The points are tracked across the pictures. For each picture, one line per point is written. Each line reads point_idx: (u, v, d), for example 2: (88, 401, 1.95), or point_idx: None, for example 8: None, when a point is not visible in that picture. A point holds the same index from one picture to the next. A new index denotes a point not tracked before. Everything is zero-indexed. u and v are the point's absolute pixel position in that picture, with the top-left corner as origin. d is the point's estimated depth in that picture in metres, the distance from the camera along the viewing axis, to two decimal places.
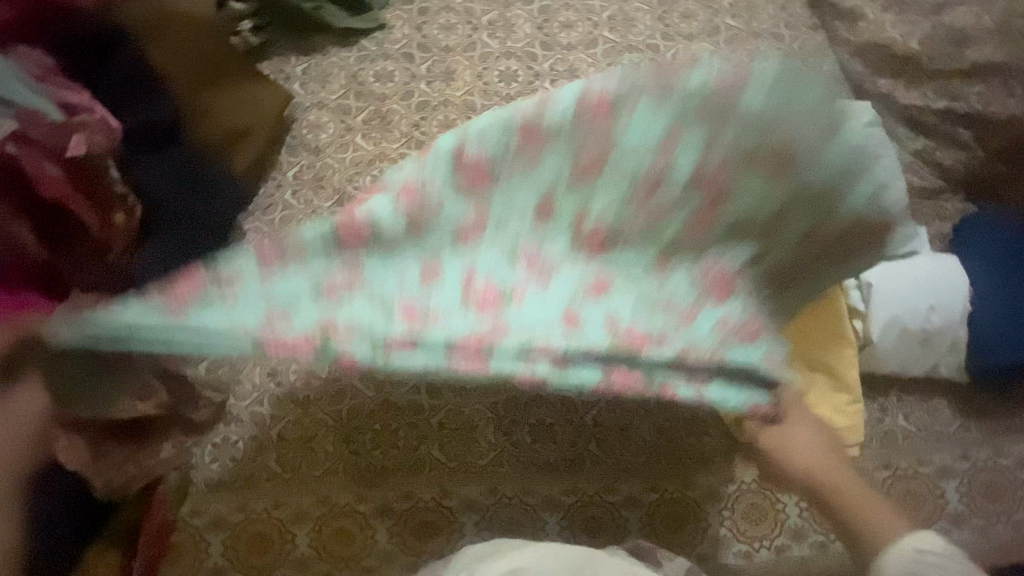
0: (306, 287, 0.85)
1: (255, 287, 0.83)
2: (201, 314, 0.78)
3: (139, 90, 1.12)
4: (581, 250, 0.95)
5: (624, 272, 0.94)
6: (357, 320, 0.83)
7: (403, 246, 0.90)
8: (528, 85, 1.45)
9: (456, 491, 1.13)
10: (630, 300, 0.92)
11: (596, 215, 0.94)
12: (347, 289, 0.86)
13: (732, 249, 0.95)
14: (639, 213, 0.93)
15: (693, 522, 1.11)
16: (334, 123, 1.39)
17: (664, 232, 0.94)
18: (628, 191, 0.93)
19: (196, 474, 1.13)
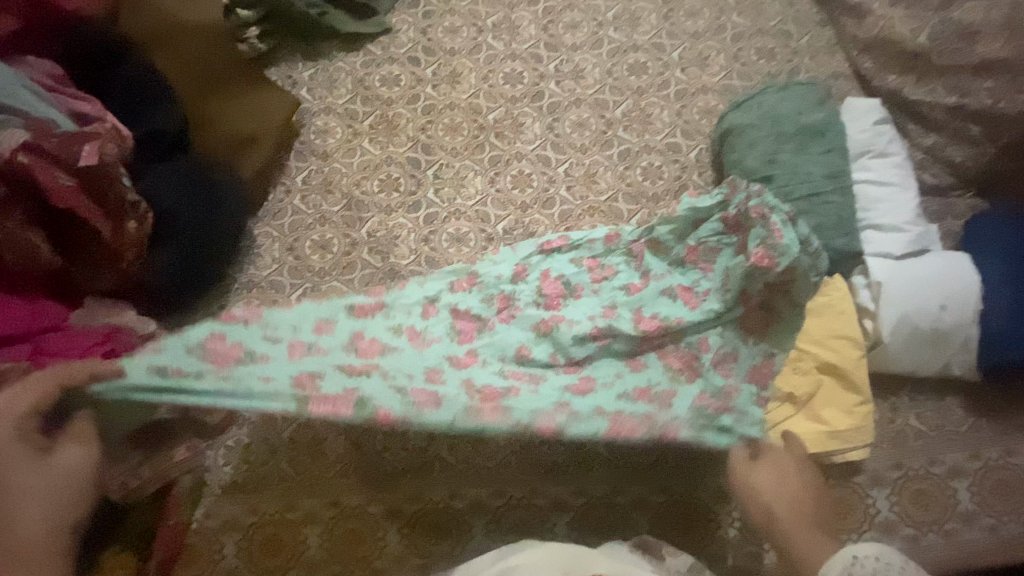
0: (340, 361, 0.96)
1: (283, 363, 0.92)
2: (248, 354, 0.91)
3: (144, 99, 1.15)
4: (552, 299, 1.14)
5: (590, 310, 1.13)
6: (383, 366, 0.97)
7: (407, 317, 1.08)
8: (533, 87, 1.46)
9: (465, 492, 1.14)
10: (606, 368, 1.07)
11: (558, 270, 1.18)
12: (363, 334, 1.02)
13: (702, 299, 1.12)
14: (597, 278, 1.17)
15: (703, 523, 1.11)
16: (341, 128, 1.40)
17: (622, 288, 1.15)
18: (589, 278, 1.17)
19: (210, 476, 1.15)
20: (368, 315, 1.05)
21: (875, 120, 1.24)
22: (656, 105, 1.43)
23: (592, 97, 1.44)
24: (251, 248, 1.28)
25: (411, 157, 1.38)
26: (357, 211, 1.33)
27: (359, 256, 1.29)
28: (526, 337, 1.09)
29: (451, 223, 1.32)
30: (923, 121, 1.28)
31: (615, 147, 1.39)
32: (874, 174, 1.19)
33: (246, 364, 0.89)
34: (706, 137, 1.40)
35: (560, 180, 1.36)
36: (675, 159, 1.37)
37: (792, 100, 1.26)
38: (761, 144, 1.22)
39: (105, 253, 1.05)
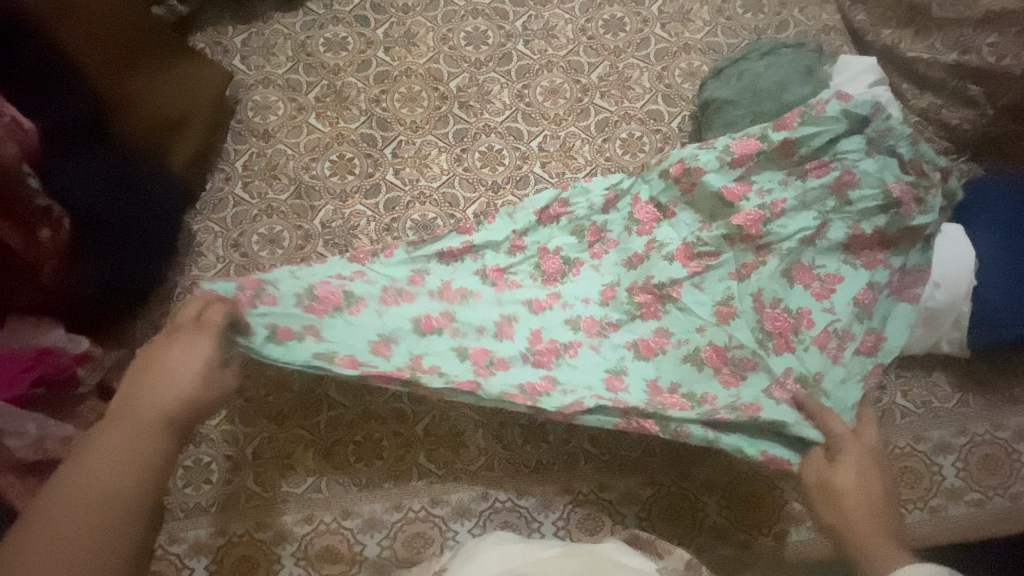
0: (426, 309, 1.03)
1: (372, 321, 1.00)
2: (279, 292, 0.99)
3: (49, 83, 0.90)
4: (608, 377, 1.00)
5: (580, 308, 1.06)
6: (444, 359, 0.98)
7: (425, 310, 1.03)
8: (499, 48, 1.31)
9: (446, 498, 1.08)
10: (686, 321, 1.05)
11: (604, 343, 1.03)
12: (395, 343, 0.98)
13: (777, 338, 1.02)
14: (637, 356, 1.02)
15: (691, 514, 1.08)
16: (284, 103, 1.25)
17: (682, 378, 1.01)
18: (645, 375, 1.01)
19: (170, 501, 1.06)
20: (436, 330, 1.01)
21: (871, 82, 1.11)
22: (635, 67, 1.31)
23: (565, 59, 1.31)
24: (191, 246, 1.18)
25: (366, 134, 1.24)
26: (308, 198, 1.20)
27: (314, 250, 1.18)
28: (569, 339, 1.04)
29: (415, 209, 1.20)
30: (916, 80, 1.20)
31: (592, 117, 1.27)
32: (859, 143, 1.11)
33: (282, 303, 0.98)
34: (689, 103, 1.29)
35: (533, 156, 1.24)
36: (656, 129, 1.27)
37: (778, 68, 1.16)
38: (737, 125, 1.15)
39: (16, 270, 0.88)
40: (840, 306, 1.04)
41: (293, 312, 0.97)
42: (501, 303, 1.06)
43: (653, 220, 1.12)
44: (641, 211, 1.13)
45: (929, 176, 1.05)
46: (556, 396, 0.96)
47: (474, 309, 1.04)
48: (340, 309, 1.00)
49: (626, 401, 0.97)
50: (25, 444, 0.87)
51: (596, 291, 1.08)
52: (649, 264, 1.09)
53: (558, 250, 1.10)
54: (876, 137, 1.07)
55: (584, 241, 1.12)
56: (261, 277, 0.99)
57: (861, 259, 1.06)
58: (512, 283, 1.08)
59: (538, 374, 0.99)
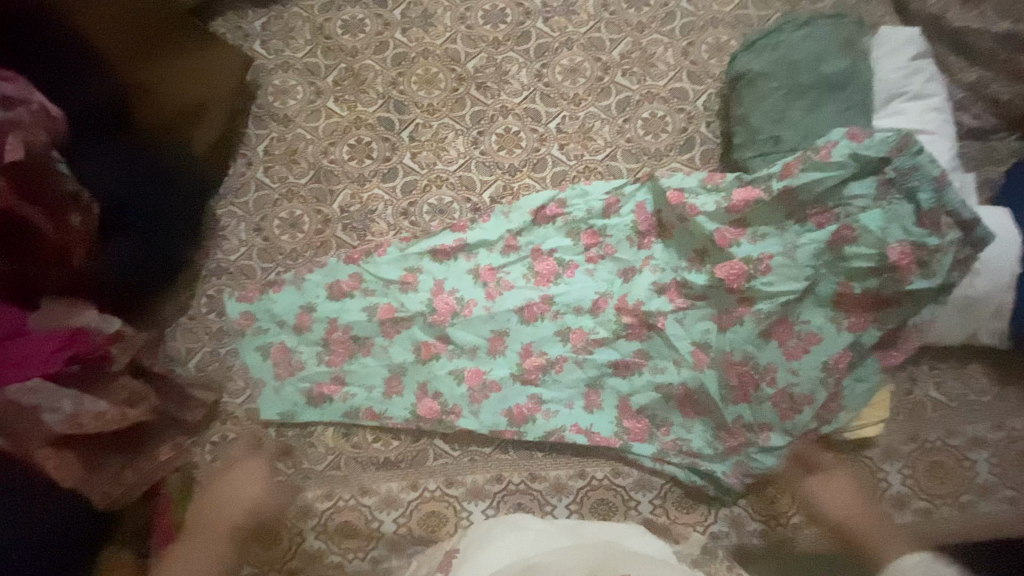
0: (420, 327, 1.13)
1: (375, 361, 1.13)
2: (289, 317, 1.15)
3: (70, 71, 0.96)
4: (582, 397, 1.09)
5: (569, 319, 1.12)
6: (433, 378, 1.11)
7: (422, 317, 1.14)
8: (518, 26, 1.28)
9: (461, 479, 1.10)
10: (667, 349, 1.08)
11: (587, 360, 1.10)
12: (394, 368, 1.13)
13: (743, 390, 1.02)
14: (618, 375, 1.09)
15: (708, 502, 1.07)
16: (302, 87, 1.26)
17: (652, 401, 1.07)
18: (621, 391, 1.09)
19: (198, 472, 1.13)
20: (433, 355, 1.12)
21: (913, 55, 1.05)
22: (659, 43, 1.26)
23: (586, 36, 1.27)
24: (216, 230, 1.21)
25: (383, 117, 1.24)
26: (327, 182, 1.21)
27: (333, 234, 1.20)
28: (560, 350, 1.11)
29: (432, 193, 1.20)
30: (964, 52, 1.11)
31: (613, 96, 1.23)
32: (905, 119, 1.02)
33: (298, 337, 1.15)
34: (716, 79, 1.24)
35: (551, 138, 1.22)
36: (680, 108, 1.22)
37: (816, 39, 1.08)
38: (770, 99, 1.08)
39: (48, 253, 0.93)
40: (808, 369, 0.99)
41: (321, 369, 1.13)
42: (491, 317, 1.12)
43: (645, 263, 1.12)
44: (634, 236, 1.13)
45: (942, 234, 0.95)
46: (539, 423, 1.08)
47: (468, 326, 1.13)
48: (354, 354, 1.14)
49: (595, 433, 1.07)
50: (61, 419, 0.90)
51: (588, 300, 1.12)
52: (631, 292, 1.11)
53: (552, 252, 1.15)
54: (895, 178, 0.97)
55: (577, 240, 1.15)
56: (286, 345, 1.14)
57: (848, 320, 0.99)
58: (504, 287, 1.14)
59: (525, 394, 1.10)
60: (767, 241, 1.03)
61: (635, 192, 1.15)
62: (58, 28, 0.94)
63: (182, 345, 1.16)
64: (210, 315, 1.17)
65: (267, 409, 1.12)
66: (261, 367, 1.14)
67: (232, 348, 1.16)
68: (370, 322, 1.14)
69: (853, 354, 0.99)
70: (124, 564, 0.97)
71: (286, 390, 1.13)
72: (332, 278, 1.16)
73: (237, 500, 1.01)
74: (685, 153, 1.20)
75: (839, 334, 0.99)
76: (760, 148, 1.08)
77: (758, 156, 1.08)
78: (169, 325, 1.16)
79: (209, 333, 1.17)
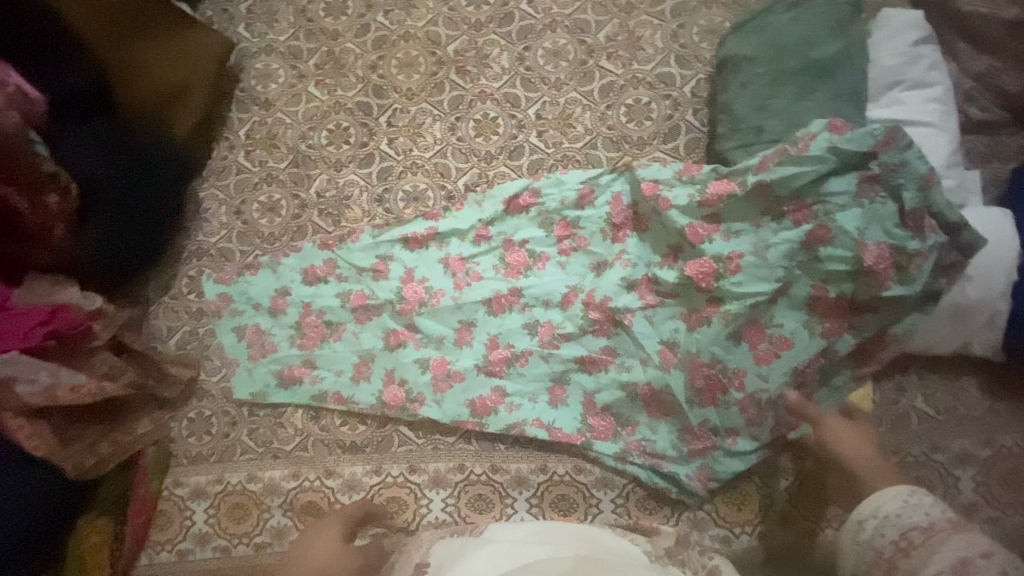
0: (389, 315, 1.14)
1: (346, 345, 1.14)
2: (264, 300, 1.17)
3: (50, 55, 1.01)
4: (546, 392, 1.08)
5: (537, 312, 1.10)
6: (399, 366, 1.12)
7: (391, 303, 1.14)
8: (501, 7, 1.24)
9: (424, 467, 1.10)
10: (633, 347, 1.05)
11: (553, 355, 1.08)
12: (364, 354, 1.13)
13: (707, 393, 1.00)
14: (584, 372, 1.07)
15: (671, 505, 1.04)
16: (284, 70, 1.26)
17: (616, 400, 1.05)
18: (587, 387, 1.06)
19: (176, 447, 1.16)
20: (401, 343, 1.12)
21: (915, 40, 0.99)
22: (647, 25, 1.20)
23: (571, 18, 1.22)
24: (198, 212, 1.23)
25: (362, 102, 1.23)
26: (305, 167, 1.22)
27: (309, 219, 1.20)
28: (527, 342, 1.09)
29: (407, 180, 1.19)
30: (975, 39, 1.03)
31: (596, 81, 1.18)
32: (903, 110, 0.97)
33: (272, 321, 1.16)
34: (706, 64, 1.17)
35: (530, 125, 1.18)
36: (666, 94, 1.16)
37: (806, 22, 1.02)
38: (755, 86, 1.02)
39: (31, 230, 0.99)
40: (779, 374, 0.96)
41: (293, 352, 1.15)
42: (460, 308, 1.11)
43: (619, 259, 1.08)
44: (608, 230, 1.10)
45: (924, 238, 0.91)
46: (502, 415, 1.07)
47: (436, 315, 1.12)
48: (326, 338, 1.15)
49: (557, 428, 1.06)
50: (37, 391, 0.96)
51: (558, 294, 1.10)
52: (600, 287, 1.08)
53: (524, 243, 1.12)
54: (879, 174, 0.92)
55: (549, 231, 1.12)
56: (260, 327, 1.16)
57: (823, 325, 0.96)
58: (474, 277, 1.13)
59: (489, 385, 1.09)
60: (741, 238, 1.00)
61: (612, 184, 1.11)
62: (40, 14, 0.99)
63: (163, 323, 1.20)
64: (190, 295, 1.20)
65: (242, 388, 1.15)
66: (236, 348, 1.16)
67: (211, 329, 1.19)
68: (342, 308, 1.15)
69: (824, 361, 0.96)
70: (101, 529, 1.05)
71: (261, 371, 1.15)
72: (307, 262, 1.17)
73: (303, 563, 0.88)
74: (669, 142, 1.14)
75: (809, 340, 0.96)
76: (743, 137, 1.02)
77: (740, 147, 1.02)
78: (152, 304, 1.20)
79: (189, 313, 1.20)
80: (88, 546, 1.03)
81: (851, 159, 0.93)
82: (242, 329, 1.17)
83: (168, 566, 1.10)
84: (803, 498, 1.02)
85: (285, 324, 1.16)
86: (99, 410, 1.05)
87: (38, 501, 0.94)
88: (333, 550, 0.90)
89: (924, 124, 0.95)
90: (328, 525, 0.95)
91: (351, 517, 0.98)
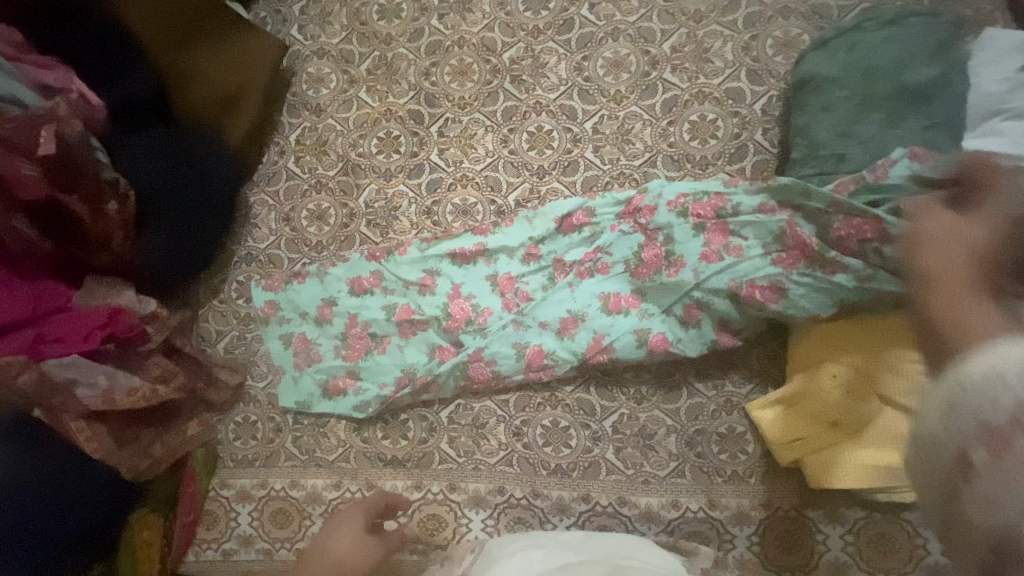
0: (435, 328, 1.12)
1: (391, 358, 1.13)
2: (309, 308, 1.16)
3: (116, 63, 1.03)
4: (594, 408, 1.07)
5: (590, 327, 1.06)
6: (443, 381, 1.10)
7: (438, 317, 1.12)
8: (561, 13, 1.18)
9: (464, 486, 1.09)
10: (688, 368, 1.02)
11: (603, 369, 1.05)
12: (407, 368, 1.12)
13: None
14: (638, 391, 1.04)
15: (718, 542, 1.01)
16: (336, 74, 1.24)
17: None
18: None
19: (222, 449, 1.17)
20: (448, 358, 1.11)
21: (1021, 65, 0.91)
22: (717, 35, 1.12)
23: (635, 26, 1.15)
24: (248, 217, 1.23)
25: (413, 110, 1.20)
26: (354, 175, 1.20)
27: (357, 229, 1.19)
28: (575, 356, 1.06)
29: (457, 193, 1.16)
30: None
31: (658, 95, 1.12)
32: (1003, 142, 0.89)
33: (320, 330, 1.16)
34: (780, 79, 1.09)
35: (586, 139, 1.13)
36: (734, 111, 1.09)
37: (899, 42, 0.94)
38: (838, 109, 0.95)
39: (92, 237, 1.01)
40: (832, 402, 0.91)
41: (338, 362, 1.14)
42: (505, 323, 1.09)
43: (657, 259, 1.03)
44: (640, 218, 1.06)
45: None
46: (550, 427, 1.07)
47: (483, 335, 1.09)
48: (370, 350, 1.14)
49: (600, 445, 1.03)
50: (95, 395, 0.99)
51: (600, 299, 1.05)
52: (646, 299, 1.03)
53: (575, 262, 1.08)
54: None
55: (594, 240, 1.08)
56: (307, 336, 1.16)
57: None
58: (524, 291, 1.10)
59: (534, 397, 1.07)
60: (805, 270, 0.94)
61: (660, 188, 1.06)
62: (104, 22, 1.02)
63: (212, 327, 1.20)
64: (239, 300, 1.21)
65: (287, 396, 1.15)
66: (282, 355, 1.16)
67: (258, 334, 1.19)
68: (388, 321, 1.14)
69: None
70: (151, 525, 1.05)
71: (305, 380, 1.15)
72: (354, 272, 1.17)
73: (327, 549, 0.89)
74: (734, 163, 1.08)
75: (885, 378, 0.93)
76: (820, 165, 0.96)
77: (817, 175, 0.96)
78: (202, 307, 1.20)
79: (237, 318, 1.20)
80: (140, 539, 1.03)
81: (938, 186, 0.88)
82: (289, 337, 1.17)
83: (214, 564, 1.12)
84: (860, 548, 0.98)
85: (332, 335, 1.15)
86: (151, 412, 1.08)
87: (90, 496, 0.96)
88: (355, 538, 0.91)
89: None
90: (351, 513, 0.96)
91: (375, 508, 0.99)
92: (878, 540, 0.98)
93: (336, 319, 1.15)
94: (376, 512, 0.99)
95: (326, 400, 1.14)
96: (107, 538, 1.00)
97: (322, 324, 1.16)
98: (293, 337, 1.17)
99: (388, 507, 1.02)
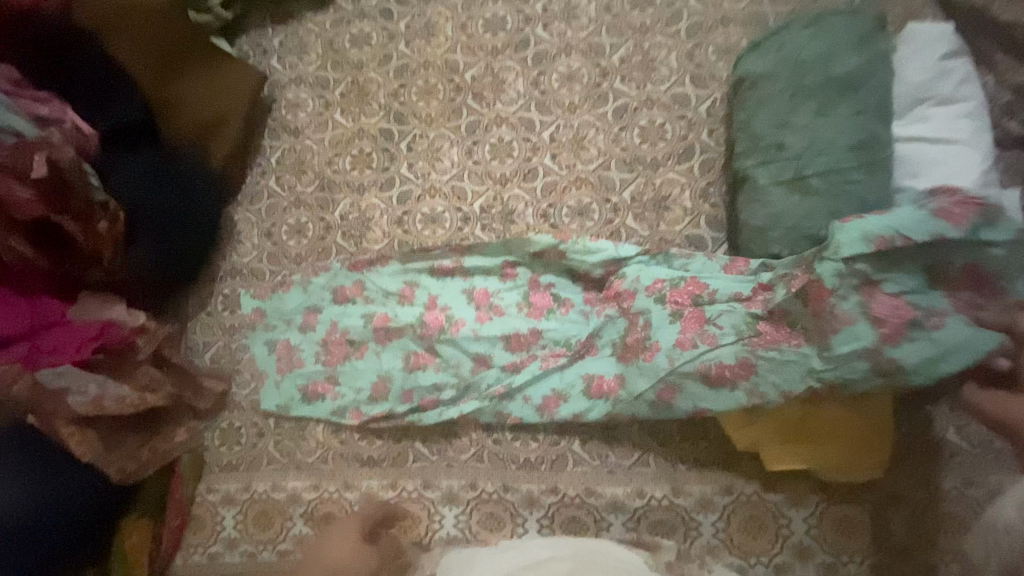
0: (410, 333, 1.16)
1: (370, 363, 1.17)
2: (292, 315, 1.23)
3: (108, 94, 1.13)
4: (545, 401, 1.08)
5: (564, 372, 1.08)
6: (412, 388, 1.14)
7: (414, 323, 1.16)
8: (517, 33, 1.27)
9: (437, 483, 1.12)
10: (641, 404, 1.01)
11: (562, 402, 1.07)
12: (384, 372, 1.16)
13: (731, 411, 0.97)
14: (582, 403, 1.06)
15: (683, 530, 1.02)
16: (312, 99, 1.33)
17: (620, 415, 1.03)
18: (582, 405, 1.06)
19: (208, 455, 1.22)
20: (421, 365, 1.15)
21: (943, 54, 0.98)
22: (662, 46, 1.20)
23: (586, 41, 1.24)
24: (233, 234, 1.31)
25: (384, 128, 1.28)
26: (330, 191, 1.28)
27: (333, 240, 1.26)
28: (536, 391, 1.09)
29: (425, 203, 1.23)
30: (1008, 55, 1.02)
31: (609, 103, 1.19)
32: (930, 128, 0.96)
33: (303, 338, 1.21)
34: (722, 84, 1.17)
35: (544, 148, 1.20)
36: (681, 114, 1.17)
37: (826, 38, 1.01)
38: (774, 102, 1.01)
39: (85, 251, 1.09)
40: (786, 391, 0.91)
41: (318, 367, 1.19)
42: (489, 393, 1.10)
43: (637, 345, 1.03)
44: (622, 303, 1.07)
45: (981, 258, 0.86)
46: (517, 403, 1.09)
47: (455, 343, 1.14)
48: (348, 356, 1.19)
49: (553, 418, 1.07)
50: (85, 401, 1.03)
51: (584, 379, 1.07)
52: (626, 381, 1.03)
53: (550, 286, 1.14)
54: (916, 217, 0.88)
55: (589, 319, 1.10)
56: (290, 342, 1.21)
57: None
58: (498, 311, 1.14)
59: (494, 404, 1.10)
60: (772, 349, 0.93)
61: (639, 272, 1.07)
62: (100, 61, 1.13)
63: (200, 338, 1.27)
64: (225, 312, 1.27)
65: (270, 401, 1.20)
66: (267, 361, 1.22)
67: (242, 343, 1.25)
68: (364, 326, 1.19)
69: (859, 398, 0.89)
70: (140, 530, 1.09)
71: (286, 385, 1.20)
72: (331, 283, 1.22)
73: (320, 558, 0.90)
74: (683, 162, 1.15)
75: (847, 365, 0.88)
76: (763, 155, 1.00)
77: (759, 165, 1.00)
78: (190, 320, 1.27)
79: (223, 329, 1.26)
80: (129, 545, 1.07)
81: (882, 153, 0.94)
82: (274, 344, 1.22)
83: (199, 568, 1.16)
84: (825, 531, 0.98)
85: (311, 340, 1.21)
86: (139, 419, 1.10)
87: (80, 504, 1.00)
88: (350, 549, 0.91)
89: (948, 142, 0.94)
90: (348, 521, 0.96)
91: (371, 517, 0.98)
92: (842, 524, 0.98)
93: (316, 324, 1.21)
94: (372, 523, 0.98)
95: (305, 404, 1.18)
96: (100, 541, 1.04)
97: (303, 332, 1.21)
98: (275, 345, 1.22)
99: (386, 516, 1.00)
